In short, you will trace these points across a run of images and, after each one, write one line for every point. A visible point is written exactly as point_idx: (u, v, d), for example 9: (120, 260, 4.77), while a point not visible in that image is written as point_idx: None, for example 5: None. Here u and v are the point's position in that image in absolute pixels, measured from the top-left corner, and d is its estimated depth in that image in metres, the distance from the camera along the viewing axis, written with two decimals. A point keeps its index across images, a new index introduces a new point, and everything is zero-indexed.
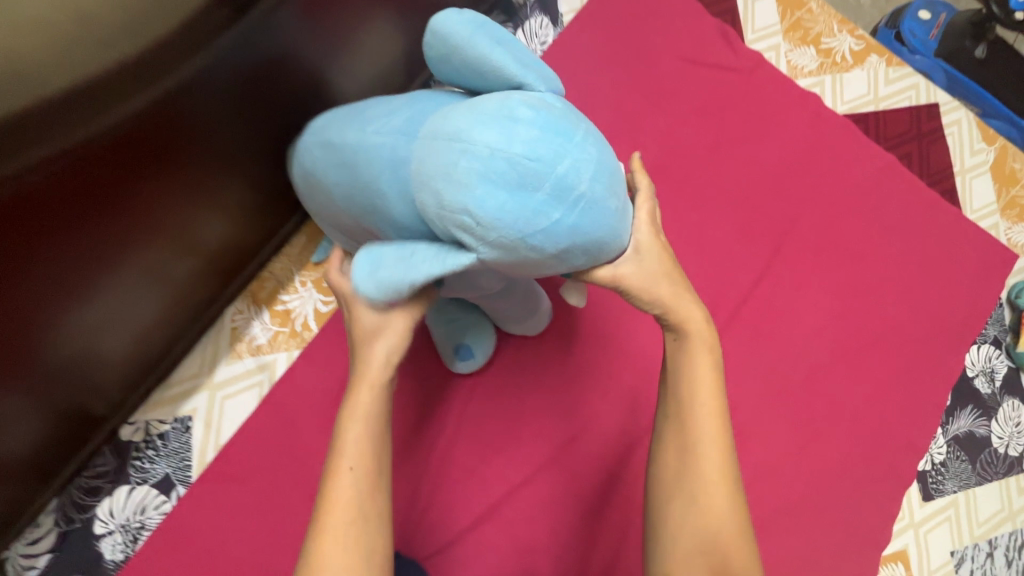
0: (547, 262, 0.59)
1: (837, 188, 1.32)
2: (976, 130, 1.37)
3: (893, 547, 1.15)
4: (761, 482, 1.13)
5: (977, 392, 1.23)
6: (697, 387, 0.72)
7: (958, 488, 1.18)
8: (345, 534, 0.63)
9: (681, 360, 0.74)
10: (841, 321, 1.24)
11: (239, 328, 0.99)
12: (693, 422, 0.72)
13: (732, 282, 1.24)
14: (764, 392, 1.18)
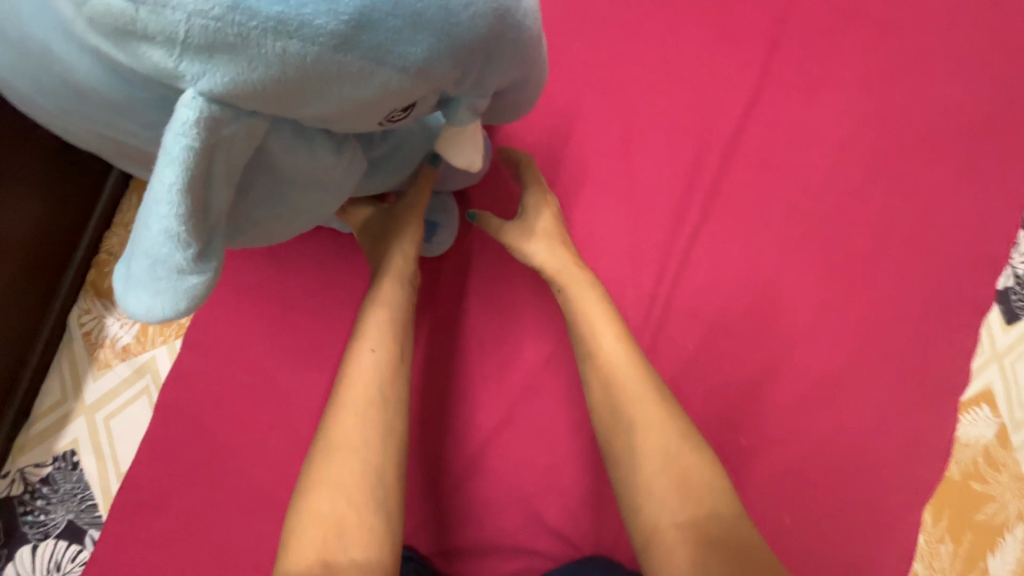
0: (351, 68, 0.34)
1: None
2: None
3: (974, 389, 0.94)
4: (799, 351, 0.90)
5: None
6: (586, 310, 0.74)
7: None
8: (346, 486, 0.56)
9: (571, 298, 0.76)
10: (877, 121, 0.93)
11: (91, 332, 0.80)
12: (602, 354, 0.71)
13: (723, 109, 0.93)
14: (786, 240, 0.92)
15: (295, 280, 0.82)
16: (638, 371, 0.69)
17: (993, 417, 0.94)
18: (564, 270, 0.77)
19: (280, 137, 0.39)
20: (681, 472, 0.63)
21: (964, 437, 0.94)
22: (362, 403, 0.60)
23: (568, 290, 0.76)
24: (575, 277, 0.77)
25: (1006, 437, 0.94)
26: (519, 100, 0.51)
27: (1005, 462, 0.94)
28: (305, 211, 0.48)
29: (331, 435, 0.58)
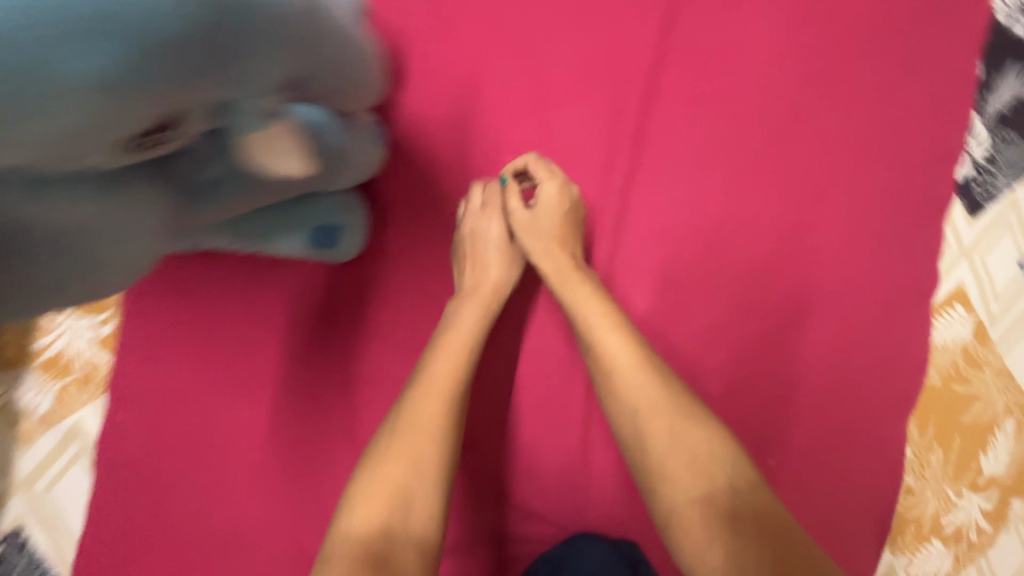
0: (7, 112, 0.30)
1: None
2: None
3: (947, 290, 0.89)
4: (758, 283, 0.85)
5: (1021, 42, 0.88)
6: (580, 302, 0.71)
7: (1016, 181, 0.89)
8: (412, 537, 0.56)
9: (571, 303, 0.72)
10: (805, 20, 0.86)
11: (8, 406, 0.76)
12: (604, 350, 0.68)
13: (639, 36, 0.84)
14: (726, 167, 0.86)
15: (209, 312, 0.77)
16: (644, 360, 0.67)
17: (968, 315, 0.90)
18: (562, 277, 0.74)
19: (8, 201, 0.36)
20: (695, 459, 0.61)
21: (941, 342, 0.89)
22: (428, 435, 0.61)
23: (568, 296, 0.72)
24: (569, 277, 0.74)
25: (984, 333, 0.90)
26: (297, 74, 0.46)
27: (986, 359, 0.90)
28: (114, 262, 0.45)
29: (401, 476, 0.58)
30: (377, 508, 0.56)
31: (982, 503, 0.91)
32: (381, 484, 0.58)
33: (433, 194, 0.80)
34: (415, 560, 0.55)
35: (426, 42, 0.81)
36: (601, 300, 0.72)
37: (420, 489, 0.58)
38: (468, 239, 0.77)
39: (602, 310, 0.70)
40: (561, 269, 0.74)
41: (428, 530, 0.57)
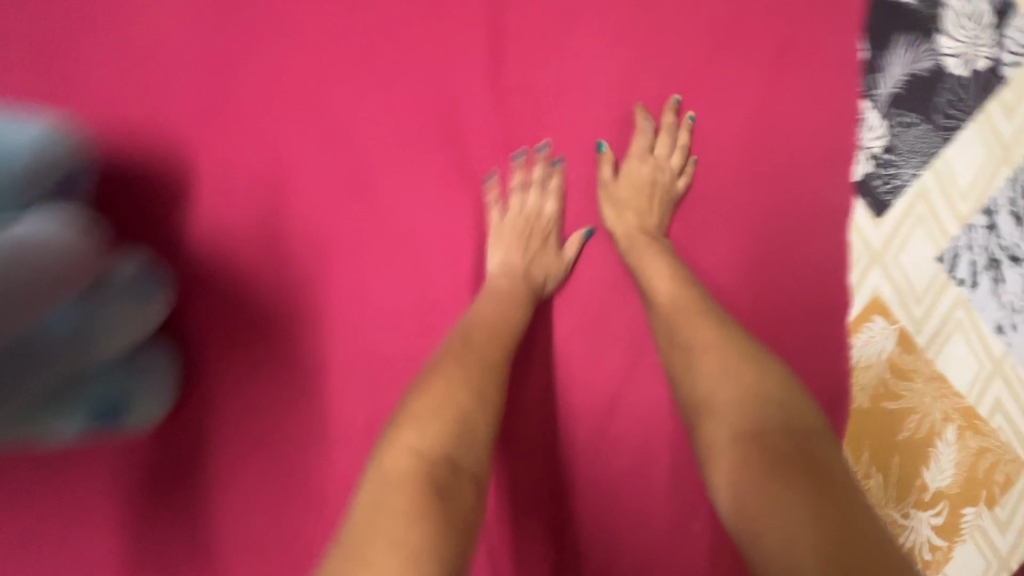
0: None
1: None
2: None
3: (862, 304, 0.80)
4: (645, 331, 0.76)
5: (900, 8, 0.77)
6: (648, 267, 0.71)
7: (922, 168, 0.79)
8: (465, 464, 0.57)
9: (641, 256, 0.72)
10: (650, 26, 0.74)
11: None
12: (665, 299, 0.70)
13: (464, 90, 0.72)
14: (588, 210, 0.77)
15: (21, 504, 0.68)
16: (693, 310, 0.68)
17: (890, 326, 0.81)
18: (637, 241, 0.73)
19: None
20: (766, 397, 0.60)
21: (864, 359, 0.81)
22: (464, 380, 0.62)
23: (642, 255, 0.72)
24: (638, 242, 0.73)
25: (909, 341, 0.81)
26: None
27: (915, 368, 0.82)
28: None
29: (460, 414, 0.59)
30: (429, 436, 0.57)
31: (933, 519, 0.84)
32: (444, 412, 0.59)
33: (244, 324, 0.68)
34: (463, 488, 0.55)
35: (205, 130, 0.68)
36: (671, 266, 0.71)
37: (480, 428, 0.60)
38: (513, 233, 0.72)
39: (668, 273, 0.71)
40: (636, 230, 0.74)
41: (479, 461, 0.58)
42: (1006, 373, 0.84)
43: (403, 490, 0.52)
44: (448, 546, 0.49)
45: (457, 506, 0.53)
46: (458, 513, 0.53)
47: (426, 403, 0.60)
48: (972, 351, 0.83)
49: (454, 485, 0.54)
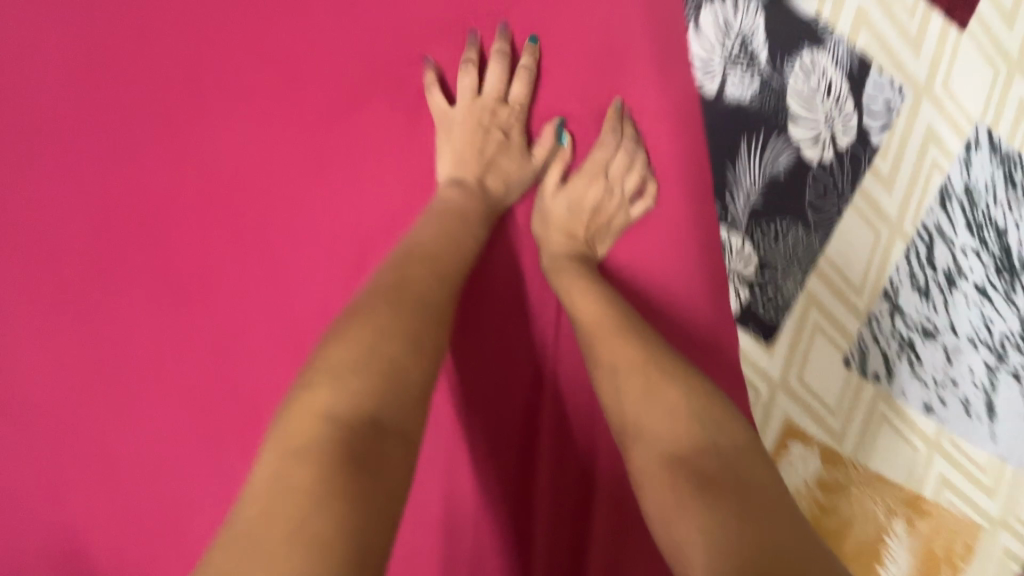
0: None
1: (242, 3, 0.63)
2: None
3: (776, 438, 0.72)
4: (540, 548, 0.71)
5: (740, 108, 0.64)
6: (570, 289, 0.63)
7: (805, 277, 0.69)
8: (418, 368, 0.49)
9: (563, 278, 0.64)
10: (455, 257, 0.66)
11: None
12: (583, 319, 0.62)
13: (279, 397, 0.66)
14: (441, 446, 0.68)
15: None
16: (602, 331, 0.60)
17: (809, 448, 0.73)
18: (561, 263, 0.65)
19: None
20: (687, 419, 0.54)
21: (791, 489, 0.74)
22: (437, 276, 0.57)
23: (565, 275, 0.64)
24: (565, 264, 0.65)
25: (834, 455, 0.74)
26: None
27: (847, 477, 0.75)
28: None
29: (405, 316, 0.52)
30: (365, 337, 0.49)
31: None
32: (400, 318, 0.51)
33: None
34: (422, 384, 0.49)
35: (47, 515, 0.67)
36: (596, 281, 0.64)
37: (438, 326, 0.54)
38: (463, 134, 0.65)
39: (589, 292, 0.63)
40: (568, 241, 0.67)
41: (427, 367, 0.50)
42: (945, 449, 0.77)
43: (348, 387, 0.45)
44: (402, 454, 0.44)
45: (399, 414, 0.46)
46: (400, 416, 0.46)
47: (389, 300, 0.53)
48: (905, 440, 0.76)
49: (398, 379, 0.47)
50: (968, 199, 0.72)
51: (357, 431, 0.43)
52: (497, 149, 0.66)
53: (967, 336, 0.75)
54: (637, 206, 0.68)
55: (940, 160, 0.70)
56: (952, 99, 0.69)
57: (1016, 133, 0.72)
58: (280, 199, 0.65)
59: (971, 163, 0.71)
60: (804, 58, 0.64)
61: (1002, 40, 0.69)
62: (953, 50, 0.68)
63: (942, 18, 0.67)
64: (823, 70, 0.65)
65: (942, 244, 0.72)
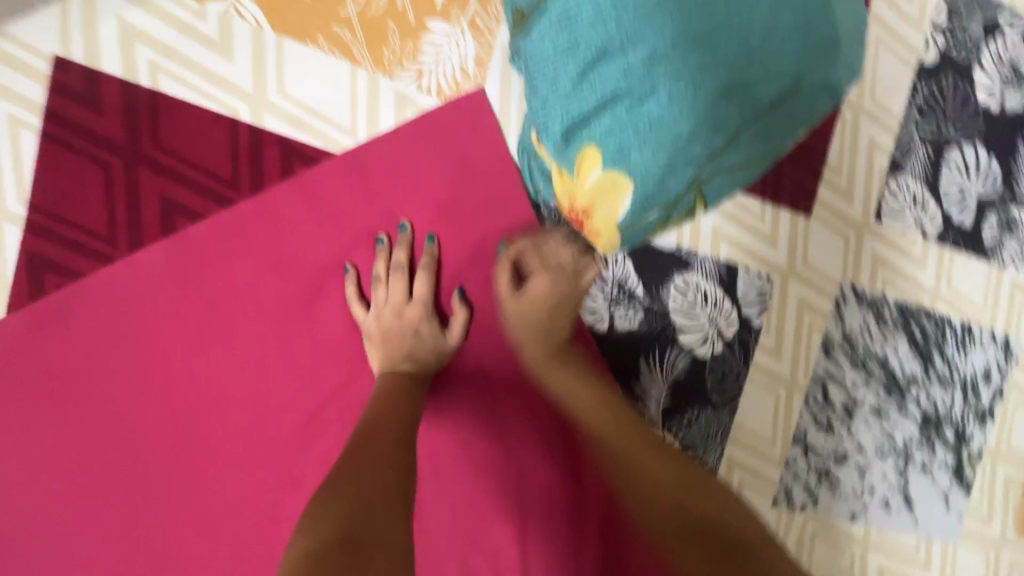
0: None
1: (168, 383, 0.61)
2: (245, 66, 0.59)
3: None
4: None
5: (632, 334, 0.75)
6: (569, 396, 0.67)
7: (722, 446, 0.81)
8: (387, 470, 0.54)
9: (550, 375, 0.68)
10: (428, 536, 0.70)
11: None
12: (588, 421, 0.66)
13: None
14: None
15: None
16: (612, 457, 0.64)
17: None
18: (546, 364, 0.68)
19: None
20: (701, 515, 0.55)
21: None
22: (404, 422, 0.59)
23: (557, 376, 0.67)
24: (557, 368, 0.68)
25: None
26: None
27: None
28: None
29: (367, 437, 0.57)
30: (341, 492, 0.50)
31: None
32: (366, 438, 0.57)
33: None
34: (399, 518, 0.50)
35: None
36: (596, 386, 0.67)
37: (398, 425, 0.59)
38: (384, 336, 0.66)
39: (591, 395, 0.66)
40: (545, 346, 0.67)
41: (396, 466, 0.55)
42: (877, 544, 0.89)
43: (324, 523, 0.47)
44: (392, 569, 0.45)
45: (375, 530, 0.47)
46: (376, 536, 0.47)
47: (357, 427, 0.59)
48: (839, 547, 0.88)
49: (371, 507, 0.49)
50: (849, 344, 0.83)
51: (333, 552, 0.44)
52: (407, 340, 0.66)
53: (875, 451, 0.87)
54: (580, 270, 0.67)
55: (816, 321, 0.82)
56: (814, 271, 0.80)
57: (878, 280, 0.83)
58: (223, 560, 0.63)
59: (843, 315, 0.82)
60: (675, 280, 0.76)
61: (846, 212, 0.80)
62: (806, 233, 0.79)
63: (789, 213, 0.78)
64: (695, 283, 0.76)
65: (835, 385, 0.84)
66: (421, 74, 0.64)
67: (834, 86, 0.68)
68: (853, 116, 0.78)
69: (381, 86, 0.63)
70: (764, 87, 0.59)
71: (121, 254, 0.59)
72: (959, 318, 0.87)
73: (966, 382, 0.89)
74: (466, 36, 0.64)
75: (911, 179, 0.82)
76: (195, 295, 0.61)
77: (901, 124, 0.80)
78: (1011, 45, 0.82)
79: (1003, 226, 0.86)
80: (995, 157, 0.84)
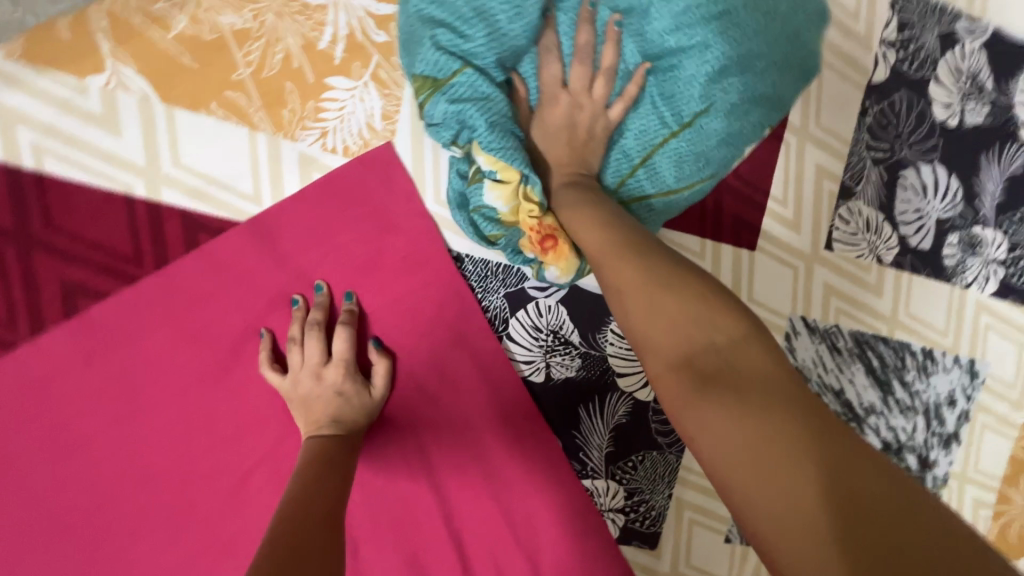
0: None
1: (72, 473, 0.58)
2: (135, 139, 0.56)
3: None
4: None
5: (568, 381, 0.74)
6: (593, 236, 0.58)
7: (671, 487, 0.79)
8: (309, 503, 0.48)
9: (568, 208, 0.60)
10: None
11: None
12: (601, 257, 0.57)
13: None
14: None
15: None
16: (702, 378, 0.45)
17: None
18: (563, 193, 0.61)
19: None
20: (740, 349, 0.46)
21: None
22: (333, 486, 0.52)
23: (574, 206, 0.60)
24: (579, 194, 0.61)
25: None
26: None
27: None
28: None
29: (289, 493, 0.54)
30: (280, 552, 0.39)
31: None
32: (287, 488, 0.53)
33: None
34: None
35: None
36: (618, 228, 0.58)
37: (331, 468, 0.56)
38: (307, 400, 0.61)
39: (613, 239, 0.57)
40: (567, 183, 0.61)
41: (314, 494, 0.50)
42: None
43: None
44: None
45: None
46: None
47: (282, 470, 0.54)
48: None
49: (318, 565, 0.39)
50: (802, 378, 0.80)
51: None
52: (331, 403, 0.62)
53: None
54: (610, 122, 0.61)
55: None
56: (762, 306, 0.77)
57: (830, 311, 0.80)
58: None
59: (794, 347, 0.79)
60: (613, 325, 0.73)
61: (794, 243, 0.77)
62: (751, 267, 0.76)
63: (731, 248, 0.75)
64: None
65: None
66: (326, 134, 0.61)
67: (771, 107, 0.62)
68: (797, 142, 0.74)
69: (283, 149, 0.60)
70: (684, 98, 0.60)
71: (22, 338, 0.57)
72: (919, 343, 0.84)
73: (929, 409, 0.86)
74: (370, 90, 0.61)
75: (862, 205, 0.78)
76: (99, 378, 0.58)
77: (850, 148, 0.76)
78: (968, 55, 0.77)
79: (966, 245, 0.82)
80: (955, 174, 0.80)
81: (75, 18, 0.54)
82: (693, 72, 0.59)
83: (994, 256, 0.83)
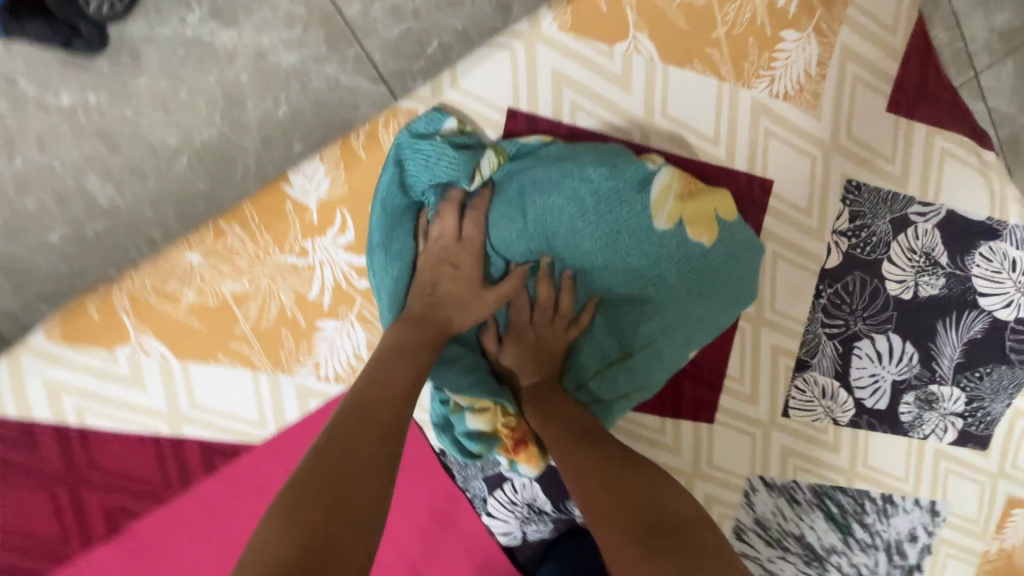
0: None
1: None
2: (157, 390, 0.66)
3: None
4: None
5: (544, 541, 0.81)
6: (547, 418, 0.67)
7: None
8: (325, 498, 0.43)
9: (532, 407, 0.68)
10: None
11: None
12: (550, 444, 0.65)
13: None
14: None
15: None
16: (645, 534, 0.51)
17: None
18: (535, 396, 0.69)
19: None
20: (669, 503, 0.55)
21: None
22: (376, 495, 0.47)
23: (543, 405, 0.68)
24: (542, 394, 0.69)
25: None
26: None
27: None
28: None
29: (345, 457, 0.47)
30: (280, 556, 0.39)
31: None
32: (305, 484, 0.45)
33: None
34: None
35: None
36: (565, 411, 0.67)
37: (368, 465, 0.48)
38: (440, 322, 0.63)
39: (564, 416, 0.66)
40: (530, 371, 0.70)
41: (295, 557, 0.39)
42: None
43: None
44: None
45: None
46: None
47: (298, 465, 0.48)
48: None
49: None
50: (761, 528, 0.86)
51: None
52: (392, 362, 0.58)
53: None
54: (565, 327, 0.69)
55: (726, 510, 0.85)
56: (720, 470, 0.84)
57: (787, 468, 0.86)
58: None
59: (753, 502, 0.86)
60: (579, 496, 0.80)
61: (751, 413, 0.83)
62: (709, 437, 0.83)
63: (690, 424, 0.82)
64: None
65: (751, 562, 0.87)
66: (319, 365, 0.69)
67: (713, 323, 0.70)
68: (752, 328, 0.80)
69: (282, 383, 0.69)
70: (629, 333, 0.70)
71: (74, 555, 0.68)
72: (879, 490, 0.89)
73: (890, 545, 0.90)
74: (356, 326, 0.69)
75: (818, 375, 0.83)
76: None
77: (805, 327, 0.81)
78: (923, 235, 0.80)
79: (922, 402, 0.87)
80: (909, 341, 0.84)
81: (100, 300, 0.64)
82: (639, 314, 0.69)
83: (951, 409, 0.88)
